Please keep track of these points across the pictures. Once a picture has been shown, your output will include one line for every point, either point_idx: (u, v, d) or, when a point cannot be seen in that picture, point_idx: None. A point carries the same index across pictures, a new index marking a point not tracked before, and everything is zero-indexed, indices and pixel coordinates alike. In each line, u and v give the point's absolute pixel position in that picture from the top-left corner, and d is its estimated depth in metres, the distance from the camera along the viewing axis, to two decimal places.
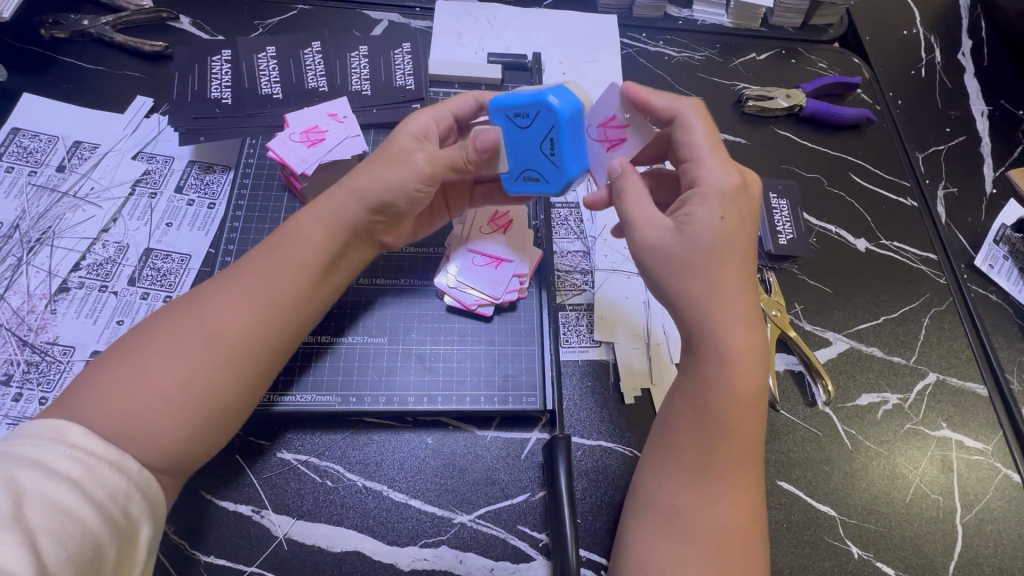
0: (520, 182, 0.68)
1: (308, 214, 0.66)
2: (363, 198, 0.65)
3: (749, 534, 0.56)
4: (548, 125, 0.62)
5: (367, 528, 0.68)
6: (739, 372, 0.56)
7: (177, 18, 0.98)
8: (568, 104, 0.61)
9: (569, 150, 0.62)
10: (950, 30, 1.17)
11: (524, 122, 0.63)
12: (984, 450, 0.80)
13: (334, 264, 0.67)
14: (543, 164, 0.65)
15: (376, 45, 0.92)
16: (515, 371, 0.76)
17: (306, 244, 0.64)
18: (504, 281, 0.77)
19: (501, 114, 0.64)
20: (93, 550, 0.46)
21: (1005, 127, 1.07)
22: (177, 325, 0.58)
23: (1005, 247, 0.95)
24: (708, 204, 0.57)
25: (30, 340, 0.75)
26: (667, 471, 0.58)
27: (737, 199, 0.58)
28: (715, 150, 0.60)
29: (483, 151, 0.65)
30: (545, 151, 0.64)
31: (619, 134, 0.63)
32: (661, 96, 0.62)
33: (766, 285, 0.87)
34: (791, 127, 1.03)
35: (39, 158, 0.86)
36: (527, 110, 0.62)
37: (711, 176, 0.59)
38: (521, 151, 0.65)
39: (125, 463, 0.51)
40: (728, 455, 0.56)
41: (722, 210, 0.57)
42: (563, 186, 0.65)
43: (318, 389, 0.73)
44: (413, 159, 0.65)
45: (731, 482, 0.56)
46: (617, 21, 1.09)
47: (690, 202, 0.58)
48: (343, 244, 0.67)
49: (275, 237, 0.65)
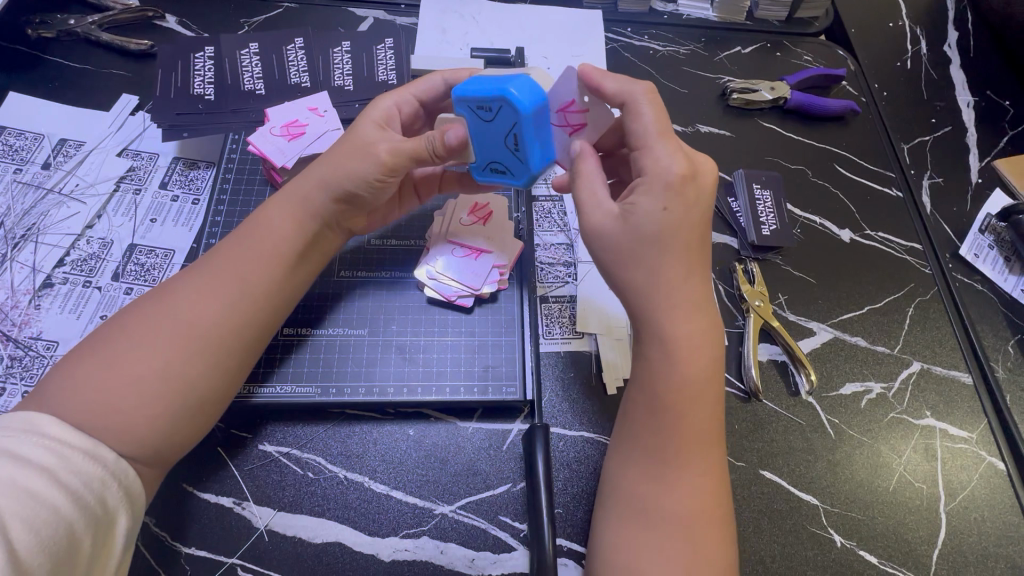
0: (487, 173, 0.68)
1: (278, 208, 0.67)
2: (329, 187, 0.67)
3: (710, 519, 0.58)
4: (511, 120, 0.60)
5: (347, 519, 0.68)
6: (698, 361, 0.60)
7: (163, 17, 0.98)
8: (530, 97, 0.58)
9: (534, 145, 0.61)
10: (935, 22, 1.17)
11: (487, 115, 0.61)
12: (968, 439, 0.80)
13: (305, 256, 0.68)
14: (509, 158, 0.64)
15: (359, 41, 0.93)
16: (494, 362, 0.76)
17: (274, 233, 0.66)
18: (483, 273, 0.78)
19: (465, 106, 0.62)
20: (67, 537, 0.46)
21: (991, 118, 1.07)
22: (150, 318, 0.59)
23: (988, 237, 0.94)
24: (652, 194, 0.59)
25: (13, 335, 0.75)
26: (637, 457, 0.61)
27: (680, 189, 0.59)
28: (664, 138, 0.61)
29: (452, 146, 0.65)
30: (510, 145, 0.62)
31: (580, 120, 0.65)
32: (613, 79, 0.62)
33: (749, 275, 0.87)
34: (775, 119, 1.03)
35: (24, 156, 0.87)
36: (489, 103, 0.60)
37: (657, 165, 0.59)
38: (486, 145, 0.64)
39: (100, 452, 0.51)
40: (689, 439, 0.60)
41: (666, 201, 0.59)
42: (529, 180, 0.65)
43: (298, 381, 0.73)
44: (375, 150, 0.66)
45: (693, 468, 0.59)
46: (602, 16, 1.10)
47: (636, 190, 0.60)
48: (314, 234, 0.68)
49: (243, 231, 0.66)
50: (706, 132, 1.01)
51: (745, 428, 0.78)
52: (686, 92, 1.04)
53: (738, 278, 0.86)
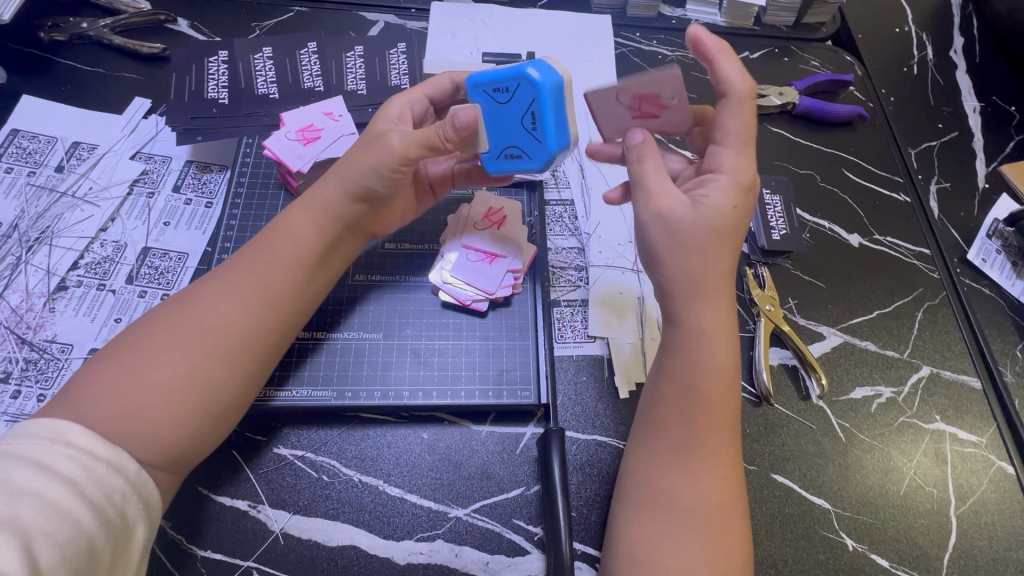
0: (501, 160, 0.68)
1: (299, 214, 0.67)
2: (346, 185, 0.67)
3: (723, 518, 0.59)
4: (527, 99, 0.63)
5: (362, 522, 0.69)
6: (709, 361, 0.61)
7: (176, 21, 0.99)
8: (548, 76, 0.61)
9: (548, 124, 0.62)
10: (941, 28, 1.18)
11: (503, 96, 0.64)
12: (978, 443, 0.81)
13: (323, 263, 0.68)
14: (526, 141, 0.65)
15: (372, 45, 0.93)
16: (509, 366, 0.76)
17: (297, 239, 0.66)
18: (498, 277, 0.78)
19: (481, 91, 0.66)
20: (88, 551, 0.47)
21: (998, 124, 1.07)
22: (175, 325, 0.59)
23: (996, 242, 0.95)
24: (726, 190, 0.63)
25: (29, 338, 0.75)
26: (654, 458, 0.61)
27: (748, 191, 0.64)
28: (746, 143, 0.64)
29: (462, 129, 0.64)
30: (526, 125, 0.64)
31: (654, 111, 0.68)
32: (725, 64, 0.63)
33: (759, 280, 0.88)
34: (785, 124, 1.04)
35: (37, 159, 0.87)
36: (507, 84, 0.63)
37: (733, 167, 0.64)
38: (501, 128, 0.66)
39: (123, 463, 0.51)
40: (699, 442, 0.60)
41: (735, 201, 0.63)
42: (546, 161, 0.64)
43: (314, 385, 0.73)
44: (389, 140, 0.66)
45: (705, 469, 0.60)
46: (611, 21, 1.10)
47: (709, 185, 0.64)
48: (334, 238, 0.69)
49: (264, 236, 0.67)
50: None
51: (757, 431, 0.78)
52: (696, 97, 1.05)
53: (749, 282, 0.87)
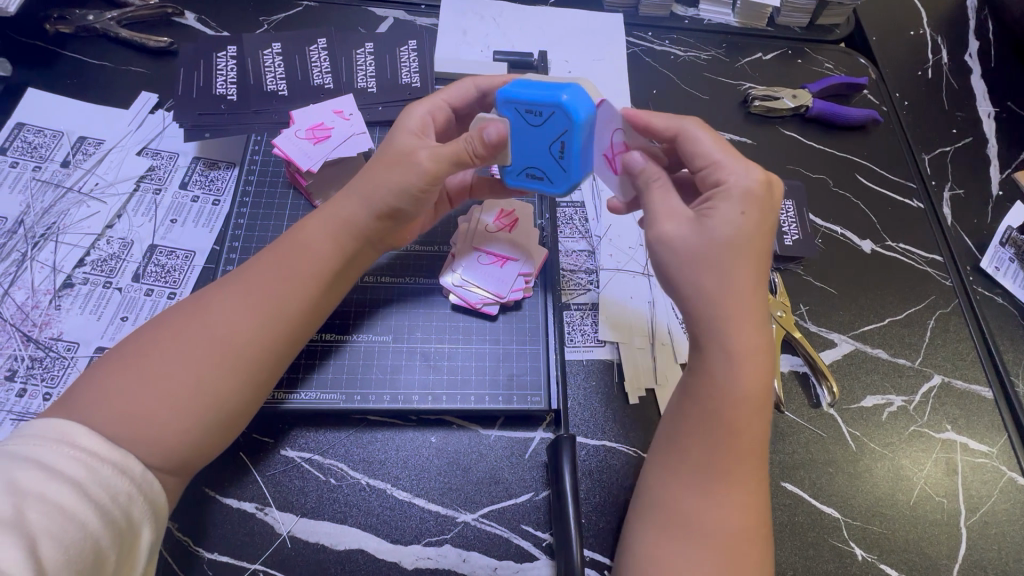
0: (522, 178, 0.69)
1: (317, 225, 0.67)
2: (369, 202, 0.66)
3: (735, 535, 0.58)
4: (560, 128, 0.62)
5: (370, 526, 0.68)
6: (721, 372, 0.59)
7: (183, 14, 0.98)
8: (583, 107, 0.61)
9: (577, 156, 0.64)
10: (957, 32, 1.17)
11: (536, 121, 0.63)
12: (988, 453, 0.80)
13: (338, 275, 0.67)
14: (552, 167, 0.66)
15: (382, 42, 0.92)
16: (519, 371, 0.76)
17: (314, 251, 0.65)
18: (508, 280, 0.77)
19: (512, 109, 0.63)
20: (93, 553, 0.46)
21: (1013, 130, 1.06)
22: (183, 333, 0.58)
23: (1009, 249, 0.93)
24: (732, 200, 0.60)
25: (34, 335, 0.75)
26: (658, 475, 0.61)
27: (760, 197, 0.61)
28: (730, 152, 0.63)
29: (491, 144, 0.63)
30: (554, 153, 0.65)
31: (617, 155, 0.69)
32: (661, 117, 0.65)
33: (771, 286, 0.87)
34: (798, 128, 1.03)
35: (43, 154, 0.86)
36: (541, 109, 0.62)
37: (735, 176, 0.61)
38: (526, 149, 0.65)
39: (129, 464, 0.51)
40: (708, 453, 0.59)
41: (743, 206, 0.60)
42: (568, 188, 0.67)
43: (323, 387, 0.73)
44: (418, 157, 0.65)
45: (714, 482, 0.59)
46: (623, 20, 1.09)
47: (715, 195, 0.61)
48: (351, 251, 0.68)
49: (282, 245, 0.66)
50: (728, 139, 1.00)
51: (766, 439, 0.78)
52: (707, 99, 1.04)
53: None
